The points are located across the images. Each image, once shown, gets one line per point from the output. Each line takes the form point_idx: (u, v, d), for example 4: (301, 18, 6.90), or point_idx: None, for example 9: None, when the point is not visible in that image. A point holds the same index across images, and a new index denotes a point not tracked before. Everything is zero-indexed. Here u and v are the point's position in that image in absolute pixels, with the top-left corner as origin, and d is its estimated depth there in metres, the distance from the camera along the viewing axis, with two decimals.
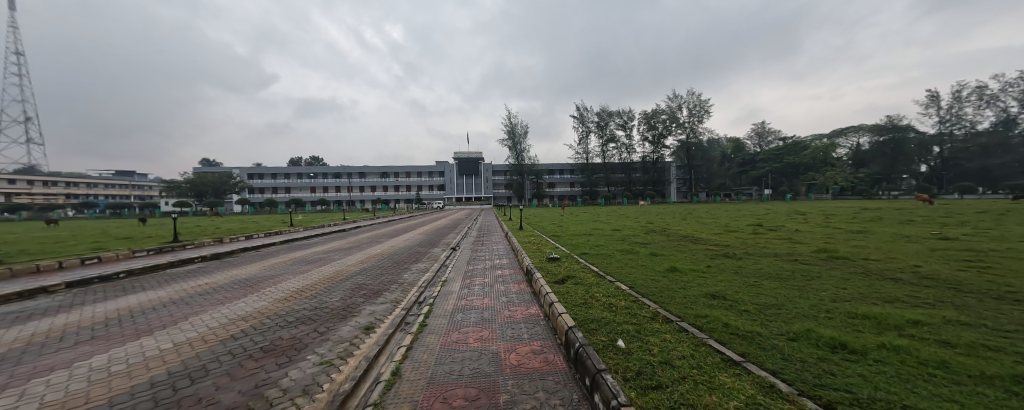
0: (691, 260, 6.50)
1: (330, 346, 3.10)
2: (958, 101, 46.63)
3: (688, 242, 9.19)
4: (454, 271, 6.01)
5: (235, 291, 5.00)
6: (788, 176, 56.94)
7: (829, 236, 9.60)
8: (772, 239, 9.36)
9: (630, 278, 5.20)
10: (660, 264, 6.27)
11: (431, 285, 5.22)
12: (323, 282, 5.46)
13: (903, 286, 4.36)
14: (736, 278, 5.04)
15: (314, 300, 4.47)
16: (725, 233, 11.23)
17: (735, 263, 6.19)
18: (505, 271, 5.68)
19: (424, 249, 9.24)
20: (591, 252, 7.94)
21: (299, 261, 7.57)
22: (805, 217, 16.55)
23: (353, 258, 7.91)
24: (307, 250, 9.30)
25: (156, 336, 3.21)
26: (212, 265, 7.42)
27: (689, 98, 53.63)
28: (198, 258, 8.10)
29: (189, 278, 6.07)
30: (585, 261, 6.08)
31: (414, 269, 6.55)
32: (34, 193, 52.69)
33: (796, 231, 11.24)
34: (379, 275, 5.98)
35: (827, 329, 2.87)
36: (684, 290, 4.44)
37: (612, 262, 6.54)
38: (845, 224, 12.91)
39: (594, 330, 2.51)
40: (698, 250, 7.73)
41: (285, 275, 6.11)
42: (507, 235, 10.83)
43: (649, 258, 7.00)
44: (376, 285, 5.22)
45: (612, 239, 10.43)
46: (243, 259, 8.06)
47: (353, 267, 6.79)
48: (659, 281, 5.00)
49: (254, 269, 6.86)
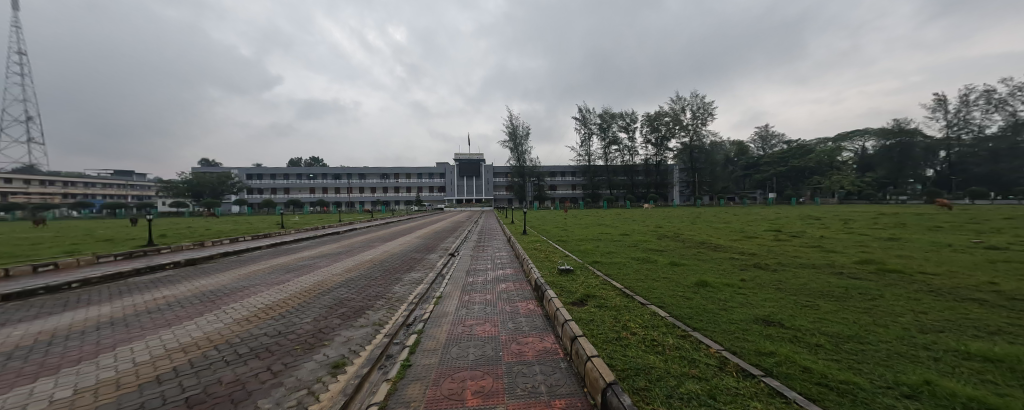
0: (720, 272, 5.72)
1: (281, 395, 2.26)
2: (965, 106, 45.79)
3: (708, 249, 8.41)
4: (451, 283, 5.24)
5: (193, 308, 4.25)
6: (792, 180, 56.18)
7: (861, 244, 8.79)
8: (800, 247, 8.55)
9: (657, 295, 4.46)
10: (686, 277, 5.51)
11: (423, 302, 4.46)
12: (299, 297, 4.70)
13: (995, 311, 3.57)
14: (782, 297, 4.27)
15: (283, 320, 3.71)
16: (744, 239, 10.42)
17: (771, 276, 5.42)
18: (510, 285, 4.91)
19: (420, 256, 8.44)
20: (603, 260, 7.13)
21: (279, 270, 6.79)
22: (822, 223, 15.74)
23: (341, 265, 7.15)
24: (292, 255, 8.53)
25: (55, 382, 2.43)
26: (182, 274, 6.67)
27: (693, 100, 53.04)
28: (170, 265, 7.34)
29: (149, 290, 5.32)
30: (601, 273, 5.33)
31: (407, 280, 5.82)
32: (31, 193, 52.22)
33: (820, 237, 10.43)
34: (366, 288, 5.24)
35: (954, 384, 2.11)
36: (730, 313, 3.68)
37: (630, 274, 5.78)
38: (870, 230, 12.07)
39: (646, 391, 1.74)
40: (724, 259, 6.94)
41: (259, 287, 5.36)
42: (511, 241, 10.03)
43: (670, 268, 6.23)
44: (360, 302, 4.45)
45: (623, 245, 9.63)
46: (219, 267, 7.27)
47: (338, 276, 6.03)
48: (691, 299, 4.25)
49: (229, 279, 6.13)
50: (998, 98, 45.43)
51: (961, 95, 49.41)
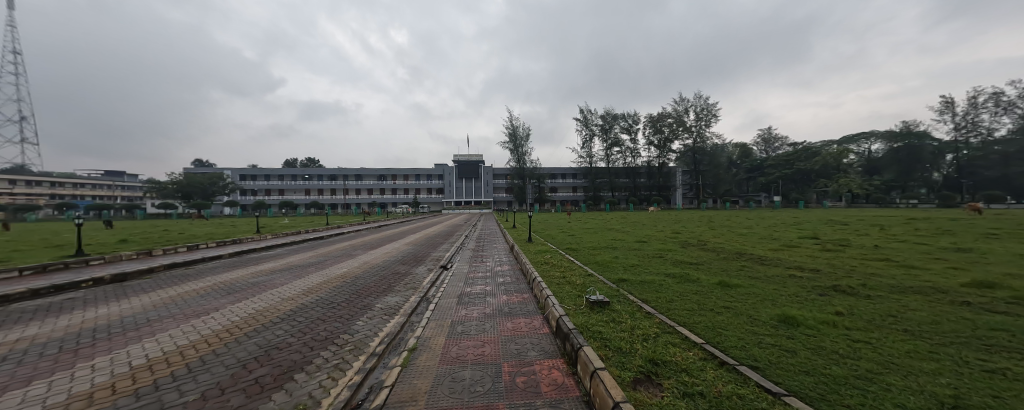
0: (800, 301, 4.28)
1: None
2: (974, 108, 44.18)
3: (755, 263, 6.92)
4: (437, 317, 3.77)
5: (31, 365, 2.75)
6: (798, 183, 54.64)
7: (935, 257, 7.34)
8: (866, 260, 7.06)
9: (735, 344, 3.02)
10: (755, 307, 4.05)
11: (392, 352, 3.01)
12: (220, 339, 3.30)
13: None
14: (934, 351, 2.83)
15: (150, 399, 2.26)
16: (785, 248, 8.96)
17: (874, 308, 3.96)
18: (519, 323, 3.41)
19: (404, 271, 6.92)
20: (632, 278, 5.64)
21: (220, 291, 5.32)
22: (857, 228, 14.23)
23: (301, 285, 5.67)
24: (249, 270, 7.02)
25: None
26: (93, 296, 5.16)
27: (696, 101, 51.84)
28: (86, 282, 5.82)
29: (15, 324, 3.82)
30: (645, 303, 3.89)
31: (379, 308, 4.37)
32: (16, 193, 50.57)
33: (874, 247, 8.97)
34: (322, 322, 3.82)
35: None
36: (903, 394, 2.15)
37: (677, 301, 4.35)
38: (922, 238, 10.61)
39: None
40: (784, 280, 5.48)
41: (175, 319, 3.91)
42: (514, 253, 8.53)
43: (724, 293, 4.79)
44: (297, 353, 2.96)
45: (647, 256, 8.15)
46: (149, 286, 5.78)
47: (288, 304, 4.54)
48: (795, 353, 2.82)
49: (154, 302, 4.74)
50: (1007, 100, 44.08)
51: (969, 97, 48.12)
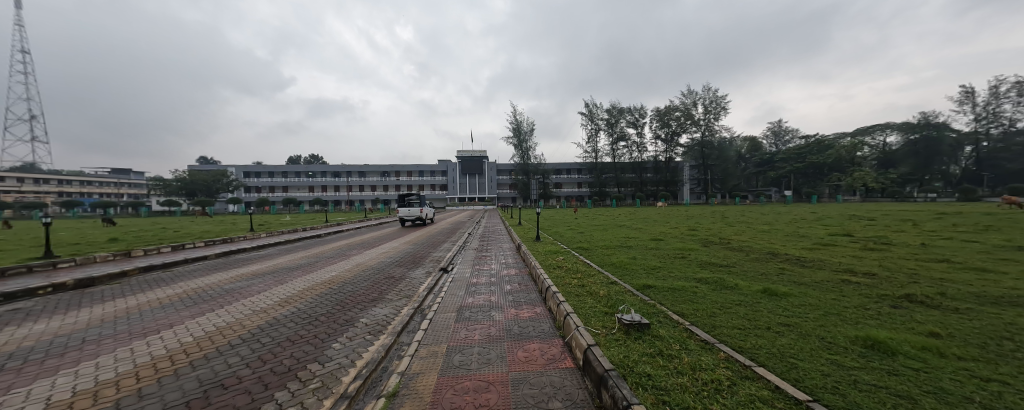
0: (874, 317, 3.48)
1: None
2: (995, 97, 41.46)
3: (797, 266, 6.07)
4: (429, 341, 3.00)
5: None
6: (809, 177, 52.65)
7: (1003, 258, 6.37)
8: (923, 262, 6.19)
9: (823, 385, 2.20)
10: (823, 326, 3.27)
11: (367, 394, 2.29)
12: (153, 373, 2.56)
13: None
14: None
15: None
16: (823, 247, 8.04)
17: (976, 327, 3.17)
18: (532, 350, 2.67)
19: (399, 275, 6.21)
20: (658, 285, 4.85)
21: (182, 302, 4.61)
22: (890, 224, 13.09)
23: (280, 292, 5.01)
24: (229, 274, 6.38)
25: None
26: (41, 307, 4.49)
27: (705, 93, 49.96)
28: (50, 287, 5.27)
29: None
30: (688, 323, 3.13)
31: (363, 325, 3.63)
32: (25, 193, 50.88)
33: (925, 246, 7.98)
34: (290, 346, 3.09)
35: None
36: None
37: (722, 315, 3.58)
38: (969, 236, 9.58)
39: None
40: (840, 286, 4.69)
41: (114, 341, 3.21)
42: (523, 253, 7.70)
43: (775, 304, 4.01)
44: (241, 397, 2.21)
45: (668, 257, 7.33)
46: (107, 295, 5.10)
47: (254, 321, 3.79)
48: (913, 401, 2.02)
49: (131, 306, 4.44)
50: None
51: (992, 86, 45.63)
